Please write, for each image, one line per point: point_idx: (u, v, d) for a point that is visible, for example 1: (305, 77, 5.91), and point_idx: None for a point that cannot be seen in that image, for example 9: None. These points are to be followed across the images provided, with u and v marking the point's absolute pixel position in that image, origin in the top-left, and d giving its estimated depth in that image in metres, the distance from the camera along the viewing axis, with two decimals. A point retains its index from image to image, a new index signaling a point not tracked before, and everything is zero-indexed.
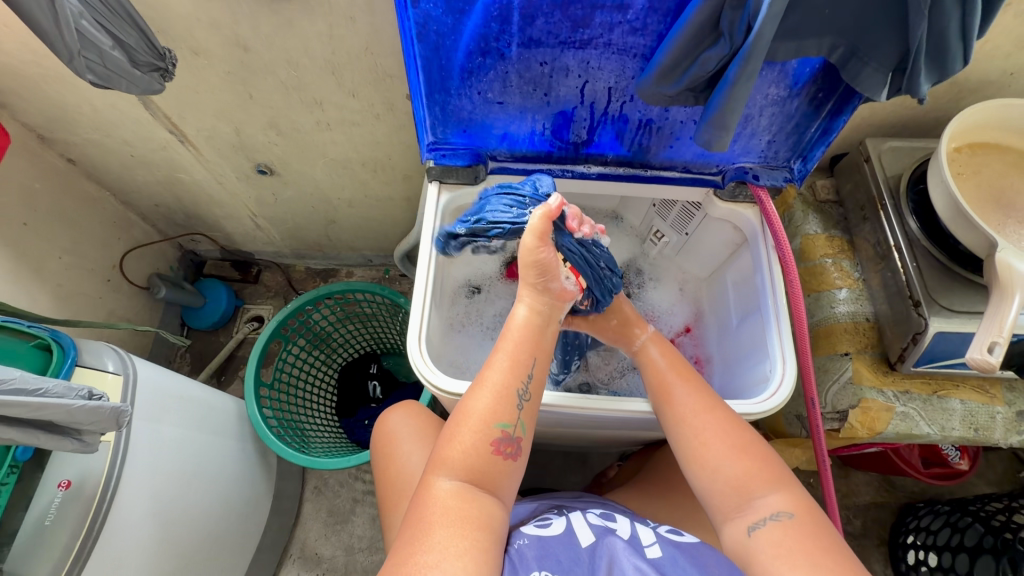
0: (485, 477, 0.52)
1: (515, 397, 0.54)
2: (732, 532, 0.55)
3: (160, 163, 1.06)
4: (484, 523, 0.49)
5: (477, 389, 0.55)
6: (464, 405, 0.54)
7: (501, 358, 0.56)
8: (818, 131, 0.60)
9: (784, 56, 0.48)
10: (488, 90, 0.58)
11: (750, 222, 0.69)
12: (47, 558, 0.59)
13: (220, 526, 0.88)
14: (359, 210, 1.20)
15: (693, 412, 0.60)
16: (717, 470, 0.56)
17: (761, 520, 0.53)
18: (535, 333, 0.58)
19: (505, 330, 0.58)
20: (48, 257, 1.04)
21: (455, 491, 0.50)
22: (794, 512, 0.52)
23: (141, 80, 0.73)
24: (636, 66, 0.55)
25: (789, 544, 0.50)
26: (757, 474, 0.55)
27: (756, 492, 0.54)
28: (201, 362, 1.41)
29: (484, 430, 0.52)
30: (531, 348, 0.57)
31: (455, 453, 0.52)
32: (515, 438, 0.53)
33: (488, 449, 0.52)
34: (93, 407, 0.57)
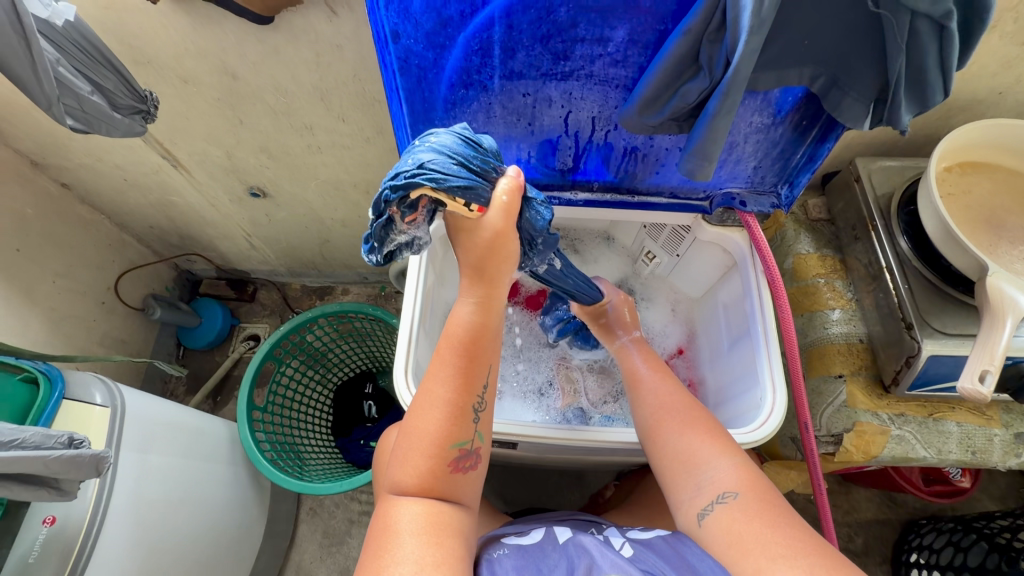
0: (445, 492, 0.50)
1: (464, 411, 0.50)
2: (684, 510, 0.55)
3: (152, 187, 1.06)
4: (455, 528, 0.50)
5: (423, 407, 0.50)
6: (414, 424, 0.50)
7: (446, 372, 0.50)
8: (804, 158, 0.60)
9: (766, 86, 0.48)
10: (472, 121, 0.58)
11: (739, 246, 0.70)
12: None
13: (209, 553, 0.87)
14: (353, 229, 1.20)
15: (655, 396, 0.62)
16: (668, 444, 0.58)
17: (709, 505, 0.53)
18: (472, 336, 0.50)
19: (446, 333, 0.51)
20: (41, 281, 1.04)
21: (418, 510, 0.49)
22: (740, 492, 0.52)
23: (122, 123, 0.73)
24: (619, 96, 0.55)
25: (739, 529, 0.50)
26: (705, 447, 0.56)
27: (702, 468, 0.55)
28: (197, 382, 1.41)
29: (434, 452, 0.49)
30: (478, 358, 0.50)
31: (404, 469, 0.50)
32: (471, 451, 0.51)
33: (443, 468, 0.50)
34: (70, 456, 0.56)
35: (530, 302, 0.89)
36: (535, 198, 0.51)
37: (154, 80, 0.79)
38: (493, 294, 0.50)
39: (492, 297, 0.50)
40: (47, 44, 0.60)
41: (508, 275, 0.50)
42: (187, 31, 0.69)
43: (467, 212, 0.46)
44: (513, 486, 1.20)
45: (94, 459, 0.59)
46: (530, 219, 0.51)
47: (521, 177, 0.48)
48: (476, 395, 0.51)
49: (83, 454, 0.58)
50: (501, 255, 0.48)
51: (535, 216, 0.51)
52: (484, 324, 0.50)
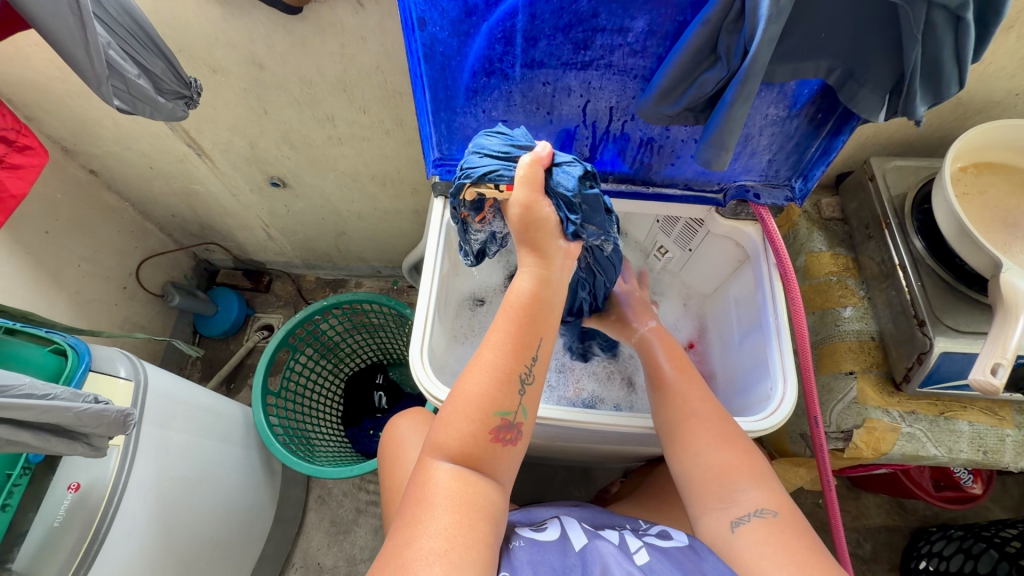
0: (483, 461, 0.50)
1: (514, 382, 0.51)
2: (713, 526, 0.55)
3: (176, 176, 1.09)
4: (488, 510, 0.48)
5: (471, 370, 0.52)
6: (461, 386, 0.52)
7: (500, 338, 0.52)
8: (818, 151, 0.60)
9: (783, 78, 0.49)
10: (493, 109, 0.60)
11: (752, 239, 0.70)
12: (54, 561, 0.60)
13: (221, 533, 0.88)
14: (369, 222, 1.22)
15: (685, 401, 0.62)
16: (699, 456, 0.58)
17: (743, 516, 0.54)
18: (534, 307, 0.53)
19: (506, 303, 0.53)
20: (67, 264, 1.07)
21: (453, 474, 0.49)
22: (778, 510, 0.53)
23: (165, 107, 0.76)
24: (637, 87, 0.56)
25: (772, 542, 0.51)
26: (750, 466, 0.57)
27: (737, 485, 0.56)
28: (211, 369, 1.43)
29: (481, 416, 0.50)
30: (535, 331, 0.53)
31: (448, 437, 0.50)
32: (515, 424, 0.52)
33: (485, 435, 0.50)
34: (99, 410, 0.59)
35: None
36: (565, 163, 0.55)
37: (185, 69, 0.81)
38: (549, 267, 0.54)
39: (549, 269, 0.54)
40: (101, 28, 0.62)
41: (555, 243, 0.54)
42: (218, 21, 0.72)
43: (500, 194, 0.55)
44: (519, 481, 1.21)
45: (122, 417, 0.62)
46: (560, 186, 0.54)
47: (544, 153, 0.53)
48: (526, 363, 0.52)
49: (107, 410, 0.60)
50: (540, 226, 0.53)
51: (564, 181, 0.55)
52: (541, 293, 0.54)
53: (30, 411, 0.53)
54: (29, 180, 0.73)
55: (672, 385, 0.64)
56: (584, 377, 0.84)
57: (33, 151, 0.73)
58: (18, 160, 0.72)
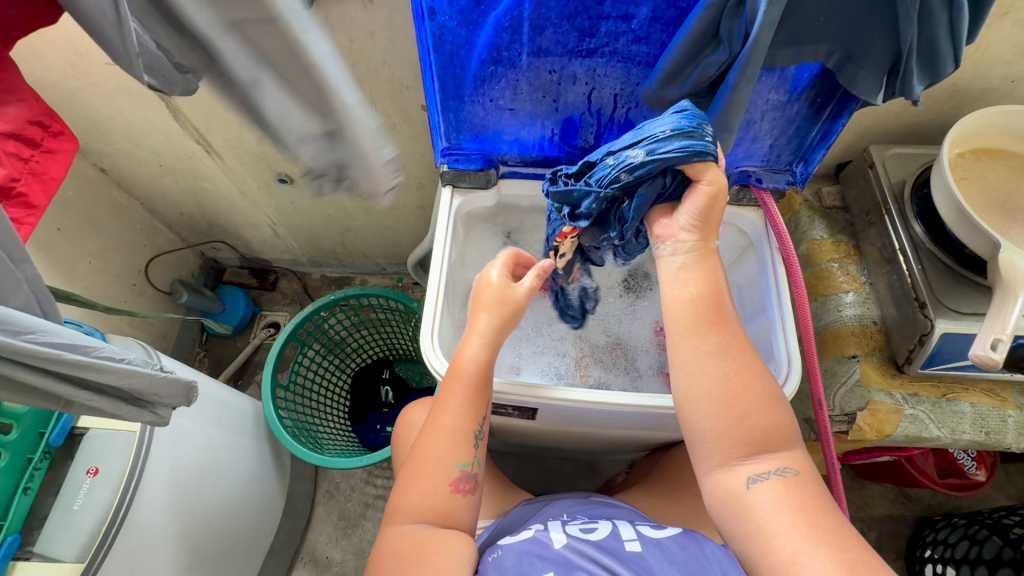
0: (444, 515, 0.58)
1: (466, 436, 0.61)
2: (728, 481, 0.53)
3: (186, 173, 1.11)
4: (446, 556, 0.54)
5: (433, 434, 0.61)
6: (422, 450, 0.61)
7: (454, 400, 0.61)
8: (819, 135, 0.62)
9: (783, 62, 0.51)
10: (500, 98, 0.61)
11: (754, 224, 0.71)
12: (73, 544, 0.61)
13: (233, 523, 0.90)
14: (375, 218, 1.24)
15: (723, 353, 0.55)
16: (744, 416, 0.53)
17: (764, 473, 0.52)
18: (482, 369, 0.62)
19: (452, 368, 0.63)
20: (79, 262, 1.08)
21: (418, 529, 0.56)
22: (800, 472, 0.52)
23: (174, 81, 0.74)
24: (641, 73, 0.58)
25: (792, 500, 0.50)
26: (782, 429, 0.54)
27: (769, 448, 0.53)
28: (218, 367, 1.44)
29: (441, 472, 0.59)
30: (479, 389, 0.61)
31: (415, 498, 0.58)
32: (470, 475, 0.61)
33: (448, 487, 0.59)
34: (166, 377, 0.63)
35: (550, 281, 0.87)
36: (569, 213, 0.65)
37: None
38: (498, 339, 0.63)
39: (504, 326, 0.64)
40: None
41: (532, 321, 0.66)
42: None
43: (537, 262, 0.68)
44: (525, 473, 1.22)
45: (186, 388, 0.67)
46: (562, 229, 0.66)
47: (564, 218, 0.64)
48: (477, 419, 0.61)
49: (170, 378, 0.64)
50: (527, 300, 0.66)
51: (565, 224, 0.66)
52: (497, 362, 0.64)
53: (117, 373, 0.56)
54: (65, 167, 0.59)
55: (697, 335, 0.55)
56: (591, 365, 0.85)
57: (65, 137, 0.59)
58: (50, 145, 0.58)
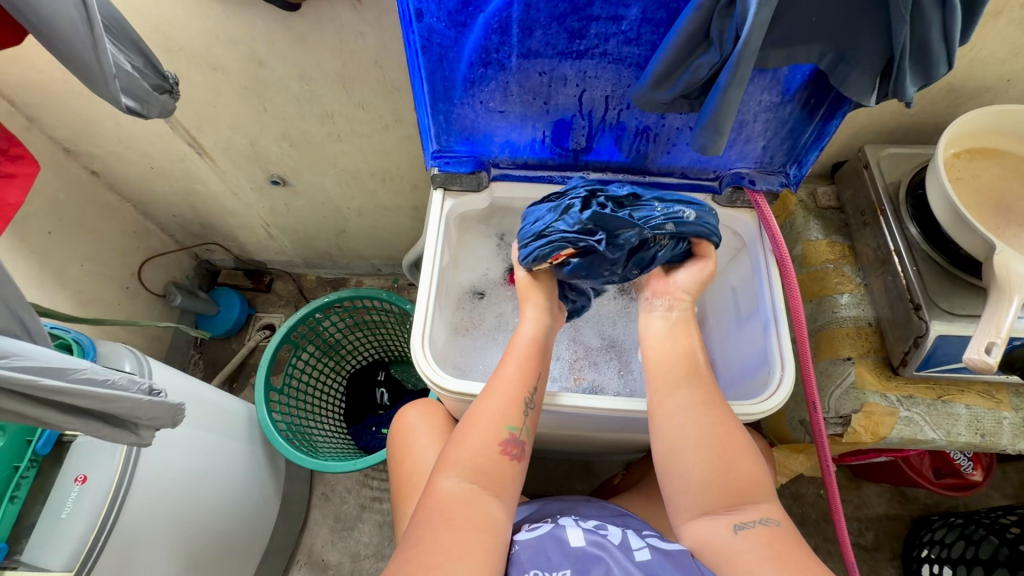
0: (492, 478, 0.54)
1: (522, 404, 0.58)
2: (708, 532, 0.54)
3: (178, 175, 1.10)
4: (486, 523, 0.51)
5: (487, 395, 0.59)
6: (475, 409, 0.58)
7: (510, 369, 0.60)
8: (812, 137, 0.61)
9: (776, 63, 0.50)
10: (490, 100, 0.60)
11: (748, 226, 0.71)
12: (60, 554, 0.61)
13: (227, 527, 0.89)
14: (369, 219, 1.23)
15: (706, 406, 0.58)
16: (732, 465, 0.56)
17: (750, 521, 0.54)
18: (537, 350, 0.63)
19: (512, 345, 0.63)
20: (70, 264, 1.07)
21: (461, 489, 0.52)
22: (782, 522, 0.54)
23: (157, 103, 0.73)
24: (632, 75, 0.57)
25: (776, 546, 0.51)
26: (761, 483, 0.56)
27: (751, 498, 0.55)
28: (214, 369, 1.44)
29: (492, 431, 0.56)
30: (535, 366, 0.61)
31: (464, 454, 0.55)
32: (520, 441, 0.57)
33: (496, 450, 0.55)
34: (152, 399, 0.62)
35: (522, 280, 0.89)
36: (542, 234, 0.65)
37: (184, 67, 0.82)
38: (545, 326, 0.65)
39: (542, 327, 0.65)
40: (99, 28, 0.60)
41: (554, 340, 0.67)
42: (218, 18, 0.72)
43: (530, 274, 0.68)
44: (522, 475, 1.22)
45: (172, 409, 0.66)
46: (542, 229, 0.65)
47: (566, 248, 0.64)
48: (532, 390, 0.59)
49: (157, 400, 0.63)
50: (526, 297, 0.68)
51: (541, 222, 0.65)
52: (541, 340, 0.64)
53: (94, 399, 0.56)
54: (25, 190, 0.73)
55: (676, 389, 0.60)
56: (585, 367, 0.84)
57: (25, 160, 0.72)
58: (11, 169, 0.71)
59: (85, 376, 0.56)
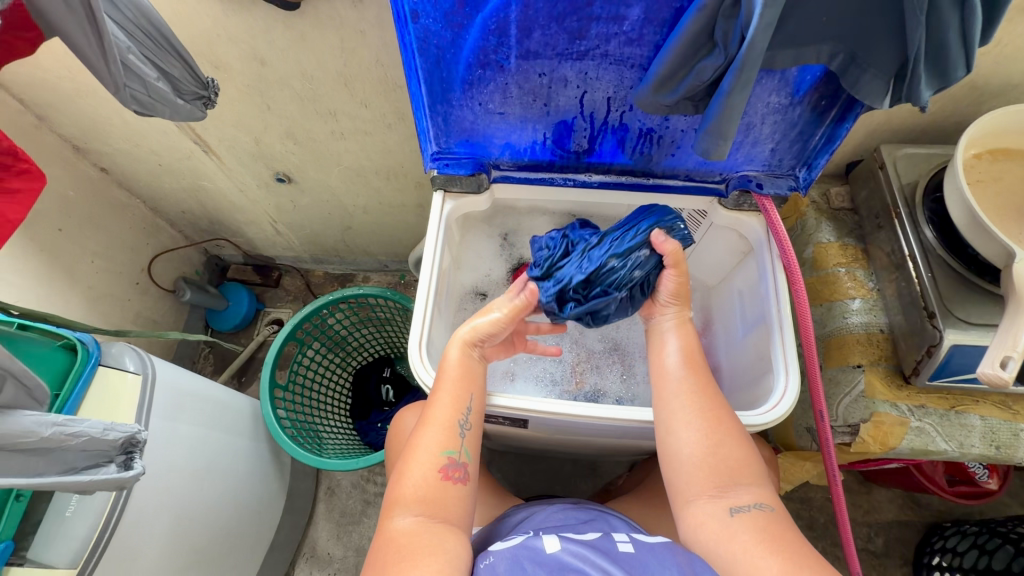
0: (439, 507, 0.54)
1: (456, 428, 0.58)
2: (703, 515, 0.54)
3: (185, 172, 1.11)
4: (441, 550, 0.50)
5: (425, 427, 0.59)
6: (415, 442, 0.58)
7: (444, 396, 0.60)
8: (822, 139, 0.59)
9: (784, 64, 0.48)
10: (489, 101, 0.59)
11: (755, 230, 0.69)
12: (66, 551, 0.62)
13: (231, 523, 0.90)
14: (375, 216, 1.23)
15: (681, 399, 0.59)
16: (721, 448, 0.56)
17: (743, 505, 0.53)
18: (469, 371, 0.63)
19: (440, 371, 0.62)
20: (80, 261, 1.09)
21: (410, 524, 0.52)
22: (774, 507, 0.54)
23: (184, 108, 0.72)
24: (634, 76, 0.55)
25: (769, 531, 0.51)
26: (752, 468, 0.56)
27: (743, 481, 0.55)
28: (223, 363, 1.46)
29: (431, 460, 0.56)
30: (467, 385, 0.61)
31: (404, 489, 0.55)
32: (462, 463, 0.57)
33: (437, 476, 0.55)
34: (93, 477, 0.57)
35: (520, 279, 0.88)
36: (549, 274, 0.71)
37: None
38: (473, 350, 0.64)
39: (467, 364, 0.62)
40: (118, 30, 0.59)
41: (477, 367, 0.63)
42: (219, 18, 0.72)
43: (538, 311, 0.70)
44: (526, 474, 1.22)
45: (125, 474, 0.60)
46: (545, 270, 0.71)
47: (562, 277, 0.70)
48: (464, 408, 0.59)
49: (104, 476, 0.58)
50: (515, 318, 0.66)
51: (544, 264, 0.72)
52: (469, 368, 0.62)
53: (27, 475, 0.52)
54: (26, 206, 0.68)
55: (674, 376, 0.61)
56: (587, 371, 0.83)
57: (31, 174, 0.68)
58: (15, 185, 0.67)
59: (28, 444, 0.54)
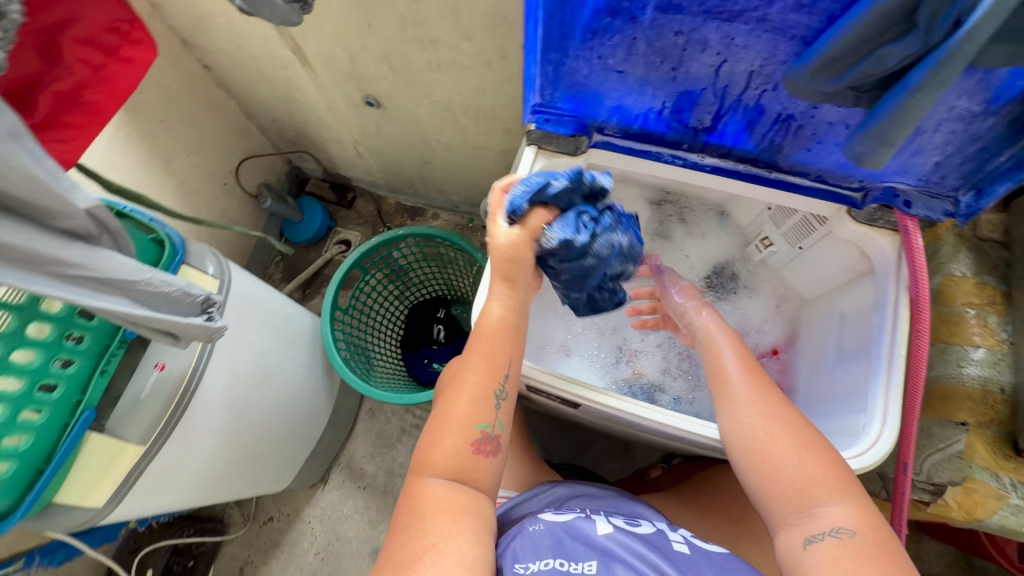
0: (469, 474, 0.52)
1: (492, 396, 0.55)
2: (783, 542, 0.50)
3: (280, 81, 1.11)
4: (468, 521, 0.49)
5: (454, 392, 0.55)
6: (442, 407, 0.55)
7: (477, 359, 0.56)
8: (1009, 163, 0.49)
9: (992, 62, 0.38)
10: (610, 56, 0.52)
11: (883, 252, 0.59)
12: (138, 426, 0.66)
13: (280, 427, 0.96)
14: (455, 154, 1.19)
15: (730, 419, 0.56)
16: (780, 468, 0.51)
17: (819, 533, 0.48)
18: (505, 332, 0.58)
19: (478, 329, 0.58)
20: (177, 156, 1.13)
21: (440, 491, 0.51)
22: (858, 531, 0.47)
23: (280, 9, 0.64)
24: (790, 50, 0.46)
25: (846, 565, 0.45)
26: (827, 480, 0.50)
27: (820, 501, 0.49)
28: (291, 273, 1.52)
29: (462, 431, 0.53)
30: (503, 351, 0.57)
31: (438, 457, 0.52)
32: (495, 436, 0.54)
33: (471, 450, 0.53)
34: (188, 322, 0.62)
35: None
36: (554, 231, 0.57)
37: None
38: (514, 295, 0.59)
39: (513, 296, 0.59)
40: None
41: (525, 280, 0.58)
42: None
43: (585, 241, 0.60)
44: (558, 440, 1.22)
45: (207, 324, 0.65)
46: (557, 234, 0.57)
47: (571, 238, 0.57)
48: (500, 378, 0.56)
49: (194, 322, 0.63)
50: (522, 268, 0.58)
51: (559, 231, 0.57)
52: (510, 320, 0.58)
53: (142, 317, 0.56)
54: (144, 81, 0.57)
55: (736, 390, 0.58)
56: (646, 362, 0.79)
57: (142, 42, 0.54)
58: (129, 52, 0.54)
59: (133, 285, 0.56)
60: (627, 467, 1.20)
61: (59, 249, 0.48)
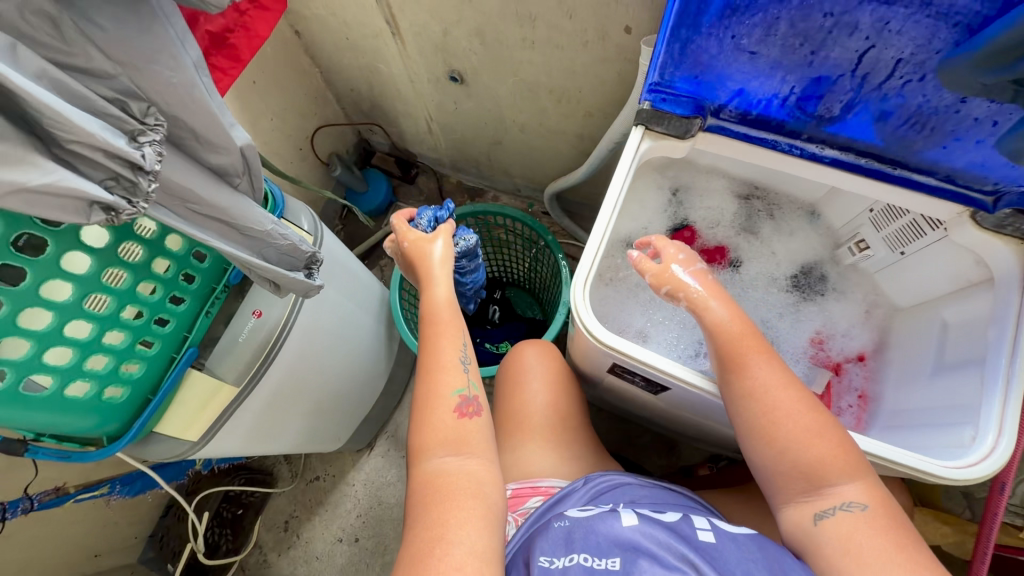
0: (462, 439, 0.54)
1: (457, 364, 0.58)
2: (798, 519, 0.52)
3: (366, 51, 1.12)
4: (472, 487, 0.51)
5: (426, 378, 0.57)
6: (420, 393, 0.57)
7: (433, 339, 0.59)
8: None
9: None
10: (745, 36, 0.51)
11: (1006, 262, 0.57)
12: (233, 368, 0.69)
13: (342, 389, 0.99)
14: (529, 136, 1.19)
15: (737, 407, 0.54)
16: (787, 453, 0.52)
17: (830, 509, 0.50)
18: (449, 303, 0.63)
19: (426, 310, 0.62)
20: (262, 118, 1.16)
21: (443, 466, 0.53)
22: (869, 504, 0.49)
23: None
24: (949, 38, 0.45)
25: (860, 539, 0.48)
26: (838, 462, 0.50)
27: (830, 482, 0.50)
28: (350, 243, 1.56)
29: (440, 403, 0.56)
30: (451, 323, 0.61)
31: (431, 437, 0.54)
32: (472, 396, 0.57)
33: (453, 415, 0.55)
34: (290, 276, 0.65)
35: (678, 241, 0.82)
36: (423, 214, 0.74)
37: None
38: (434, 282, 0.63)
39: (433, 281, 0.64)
40: None
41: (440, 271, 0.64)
42: None
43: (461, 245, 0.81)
44: (605, 431, 1.22)
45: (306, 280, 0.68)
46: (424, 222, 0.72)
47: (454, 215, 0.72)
48: (454, 349, 0.59)
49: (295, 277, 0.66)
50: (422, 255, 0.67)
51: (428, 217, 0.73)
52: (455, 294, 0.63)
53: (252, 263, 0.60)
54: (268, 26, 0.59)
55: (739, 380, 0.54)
56: None
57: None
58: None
59: (253, 231, 0.60)
60: (672, 465, 1.19)
61: (204, 187, 0.53)
